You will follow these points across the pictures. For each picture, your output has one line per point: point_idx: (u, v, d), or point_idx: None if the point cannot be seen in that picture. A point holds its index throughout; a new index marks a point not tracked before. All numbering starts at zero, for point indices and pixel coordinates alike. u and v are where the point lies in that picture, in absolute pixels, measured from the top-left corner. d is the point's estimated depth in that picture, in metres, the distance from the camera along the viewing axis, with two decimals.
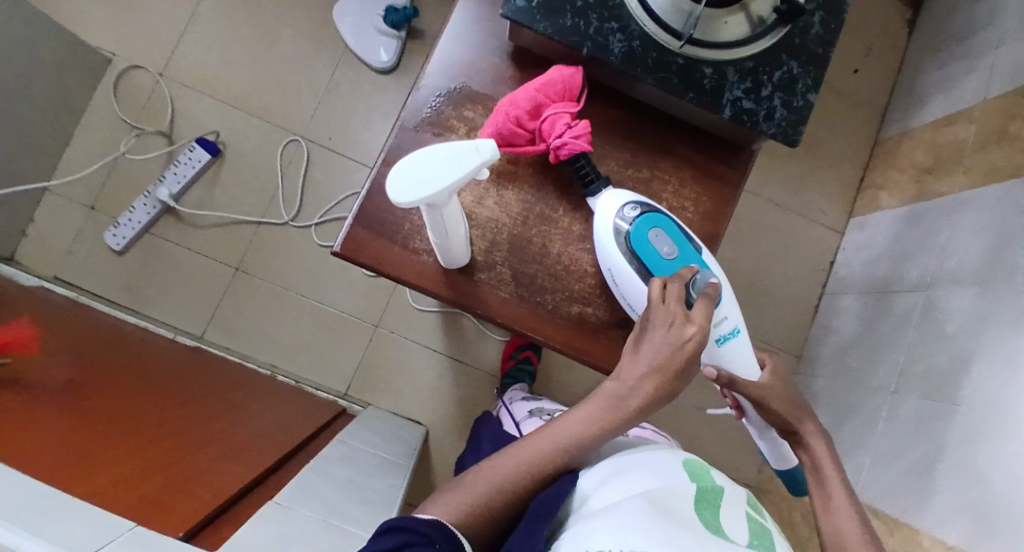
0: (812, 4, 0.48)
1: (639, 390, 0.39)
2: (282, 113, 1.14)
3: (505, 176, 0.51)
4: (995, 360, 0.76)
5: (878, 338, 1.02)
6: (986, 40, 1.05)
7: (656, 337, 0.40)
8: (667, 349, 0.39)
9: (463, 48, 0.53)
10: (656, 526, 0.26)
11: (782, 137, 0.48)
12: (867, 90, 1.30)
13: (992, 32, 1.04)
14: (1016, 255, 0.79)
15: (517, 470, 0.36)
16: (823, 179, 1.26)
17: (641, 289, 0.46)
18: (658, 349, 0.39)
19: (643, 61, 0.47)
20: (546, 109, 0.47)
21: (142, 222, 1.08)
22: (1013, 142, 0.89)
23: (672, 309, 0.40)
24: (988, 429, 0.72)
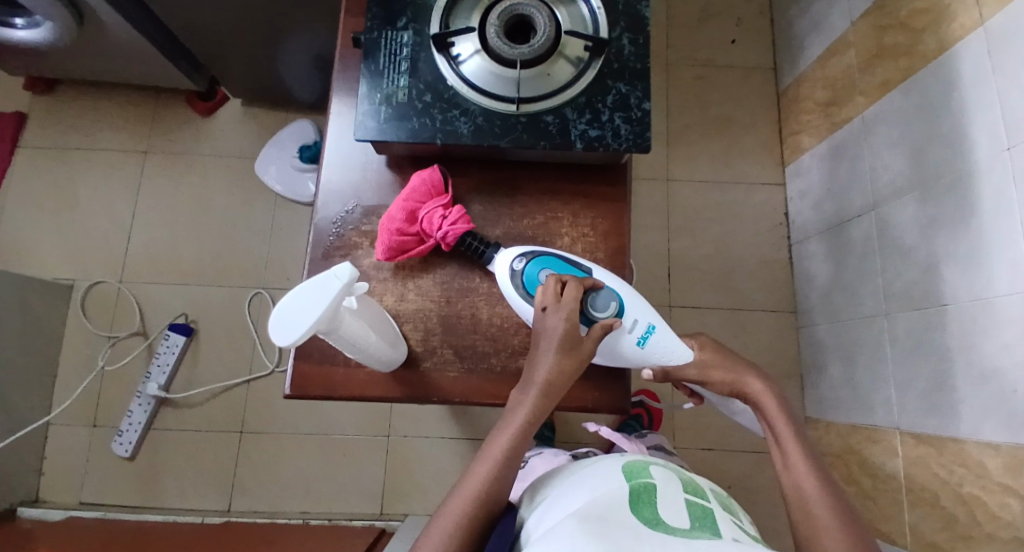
0: (617, 29, 0.54)
1: (537, 379, 0.42)
2: (239, 274, 1.21)
3: (417, 268, 0.55)
4: (959, 254, 0.77)
5: (852, 270, 1.03)
6: None
7: (543, 333, 0.43)
8: (551, 337, 0.42)
9: (344, 170, 0.58)
10: (594, 526, 0.29)
11: (636, 148, 0.51)
12: (752, 53, 1.36)
13: None
14: (938, 152, 0.81)
15: (463, 505, 0.39)
16: (745, 145, 1.31)
17: None
18: (546, 343, 0.42)
19: (492, 131, 0.52)
20: (420, 210, 0.52)
21: (142, 421, 1.11)
22: (893, 52, 0.93)
23: (548, 301, 0.43)
24: (981, 321, 0.72)
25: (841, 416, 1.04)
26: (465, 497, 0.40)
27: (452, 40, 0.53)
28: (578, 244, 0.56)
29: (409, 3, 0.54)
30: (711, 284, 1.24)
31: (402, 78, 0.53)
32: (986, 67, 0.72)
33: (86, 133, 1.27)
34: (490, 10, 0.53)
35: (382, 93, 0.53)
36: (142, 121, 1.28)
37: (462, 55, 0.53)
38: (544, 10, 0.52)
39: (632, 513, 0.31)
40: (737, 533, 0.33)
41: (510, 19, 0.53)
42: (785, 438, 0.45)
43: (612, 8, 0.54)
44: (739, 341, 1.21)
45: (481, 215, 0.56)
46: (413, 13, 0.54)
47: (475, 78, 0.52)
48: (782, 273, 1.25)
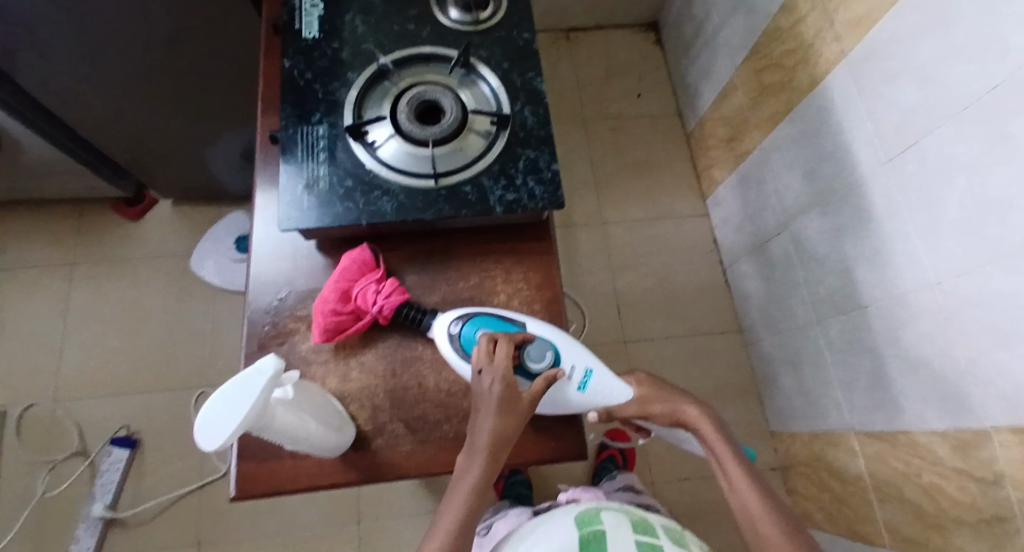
0: (518, 103, 0.59)
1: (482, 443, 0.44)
2: (183, 375, 1.15)
3: (359, 345, 0.55)
4: (866, 257, 0.84)
5: (780, 284, 1.10)
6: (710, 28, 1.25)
7: (482, 396, 0.45)
8: (490, 399, 0.44)
9: (276, 260, 0.59)
10: None
11: (552, 204, 0.55)
12: (657, 101, 1.50)
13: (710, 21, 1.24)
14: (829, 170, 0.90)
15: None
16: (667, 183, 1.41)
17: None
18: (485, 406, 0.44)
19: (414, 206, 0.55)
20: (355, 288, 0.53)
21: (89, 547, 1.02)
22: (772, 91, 1.05)
23: (482, 362, 0.45)
24: (899, 316, 0.78)
25: (801, 424, 1.08)
26: None
27: (367, 130, 0.57)
28: (514, 299, 0.59)
29: (323, 99, 0.58)
30: (660, 316, 1.29)
31: (322, 167, 0.55)
32: (854, 93, 0.82)
33: (7, 254, 1.22)
34: (399, 99, 0.57)
35: (303, 183, 0.55)
36: (68, 234, 1.25)
37: (377, 141, 0.57)
38: (449, 94, 0.57)
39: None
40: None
41: (419, 105, 0.57)
42: (726, 459, 0.49)
43: (511, 85, 0.60)
44: (695, 367, 1.25)
45: (416, 285, 0.58)
46: (326, 108, 0.58)
47: (391, 160, 0.56)
48: (722, 295, 1.32)
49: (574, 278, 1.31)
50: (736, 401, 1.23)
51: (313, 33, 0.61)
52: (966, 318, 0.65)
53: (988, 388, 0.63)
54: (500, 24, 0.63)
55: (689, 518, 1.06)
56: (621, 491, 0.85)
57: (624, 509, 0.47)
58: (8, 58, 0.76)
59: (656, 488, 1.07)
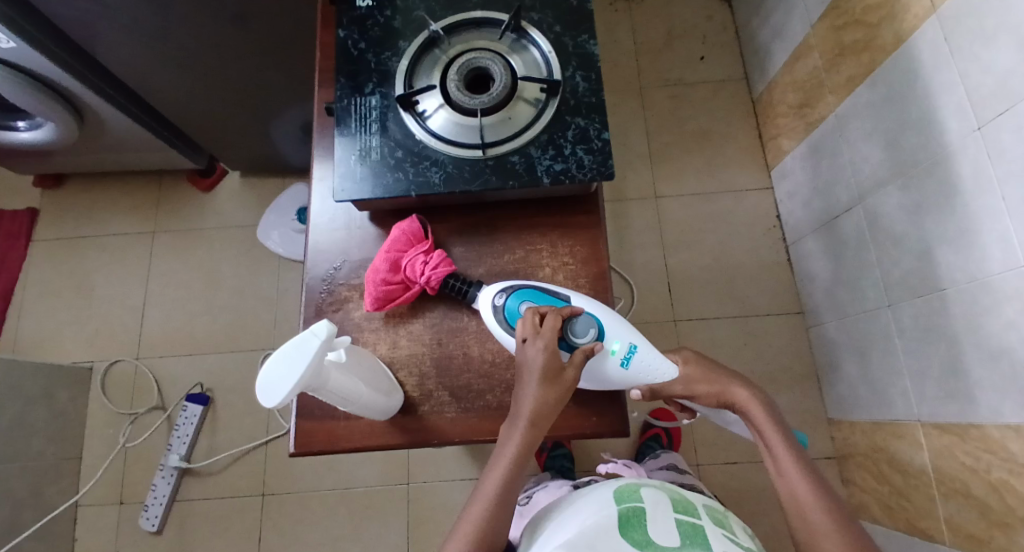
0: (569, 69, 0.57)
1: (524, 413, 0.45)
2: (250, 337, 1.24)
3: (407, 314, 0.57)
4: (949, 236, 0.76)
5: (849, 265, 1.03)
6: None
7: (526, 365, 0.45)
8: (534, 368, 0.44)
9: (330, 231, 0.60)
10: None
11: (600, 175, 0.54)
12: (721, 66, 1.40)
13: None
14: (912, 140, 0.82)
15: (463, 543, 0.42)
16: (727, 155, 1.33)
17: None
18: (528, 376, 0.45)
19: (461, 177, 0.54)
20: (403, 259, 0.54)
21: (166, 494, 1.13)
22: (852, 51, 0.96)
23: (527, 332, 0.46)
24: (983, 301, 0.71)
25: (864, 412, 1.02)
26: (463, 534, 0.43)
27: (417, 99, 0.57)
28: (559, 273, 0.58)
29: (373, 70, 0.58)
30: (714, 294, 1.24)
31: (373, 138, 0.56)
32: (944, 52, 0.73)
33: (96, 221, 1.34)
34: (448, 68, 0.57)
35: (356, 154, 0.56)
36: (148, 203, 1.35)
37: (427, 111, 0.57)
38: (499, 60, 0.55)
39: (621, 538, 0.36)
40: (721, 544, 0.37)
41: (468, 73, 0.56)
42: (776, 444, 0.47)
43: (562, 49, 0.57)
44: (751, 348, 1.20)
45: (462, 257, 0.58)
46: (378, 79, 0.58)
47: (441, 130, 0.56)
48: (784, 275, 1.24)
49: (624, 253, 1.28)
50: (793, 386, 1.17)
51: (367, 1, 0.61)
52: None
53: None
54: None
55: (734, 501, 1.03)
56: (663, 470, 0.85)
57: (665, 486, 0.47)
58: (90, 38, 0.82)
59: (701, 469, 1.06)
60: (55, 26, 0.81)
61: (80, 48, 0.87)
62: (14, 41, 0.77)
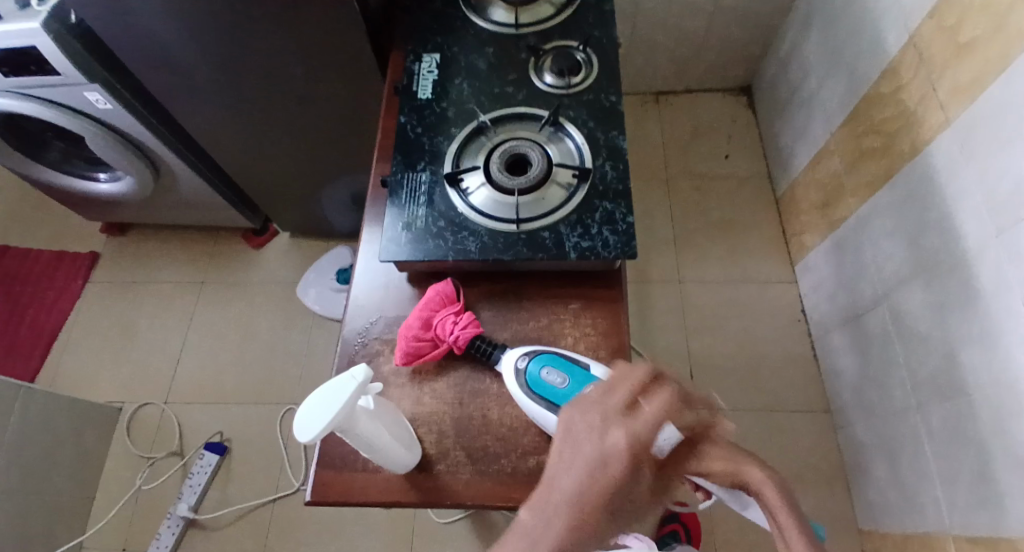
0: (599, 158, 0.63)
1: (561, 504, 0.37)
2: (274, 390, 1.27)
3: (432, 371, 0.59)
4: (972, 337, 0.76)
5: (875, 362, 1.01)
6: (810, 92, 1.25)
7: (584, 450, 0.40)
8: (598, 457, 0.39)
9: (370, 289, 0.65)
10: None
11: (623, 254, 0.58)
12: (745, 164, 1.48)
13: (810, 87, 1.24)
14: (933, 241, 0.84)
15: None
16: (751, 247, 1.37)
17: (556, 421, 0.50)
18: (587, 462, 0.39)
19: (496, 247, 0.59)
20: (434, 318, 0.58)
21: (168, 544, 1.11)
22: (871, 155, 1.01)
23: (603, 416, 0.41)
24: (1006, 405, 0.70)
25: (895, 522, 0.95)
26: None
27: (462, 177, 0.64)
28: (580, 343, 0.60)
29: (426, 151, 0.66)
30: (738, 383, 1.22)
31: (420, 209, 0.62)
32: (960, 160, 0.78)
33: (153, 269, 1.45)
34: (492, 153, 0.64)
35: (403, 221, 0.62)
36: (202, 257, 1.46)
37: (470, 188, 0.63)
38: (537, 150, 0.63)
39: None
40: None
41: (508, 158, 0.64)
42: (790, 530, 0.44)
43: (595, 143, 0.64)
44: (776, 444, 1.16)
45: (490, 321, 0.62)
46: (429, 158, 0.66)
47: (481, 205, 0.62)
48: (810, 369, 1.22)
49: (646, 334, 1.29)
50: (821, 488, 1.11)
51: (427, 94, 0.71)
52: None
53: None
54: (590, 88, 0.69)
55: None
56: None
57: None
58: (173, 103, 0.96)
59: None
60: (140, 89, 0.97)
61: (161, 111, 1.03)
62: (109, 101, 0.93)
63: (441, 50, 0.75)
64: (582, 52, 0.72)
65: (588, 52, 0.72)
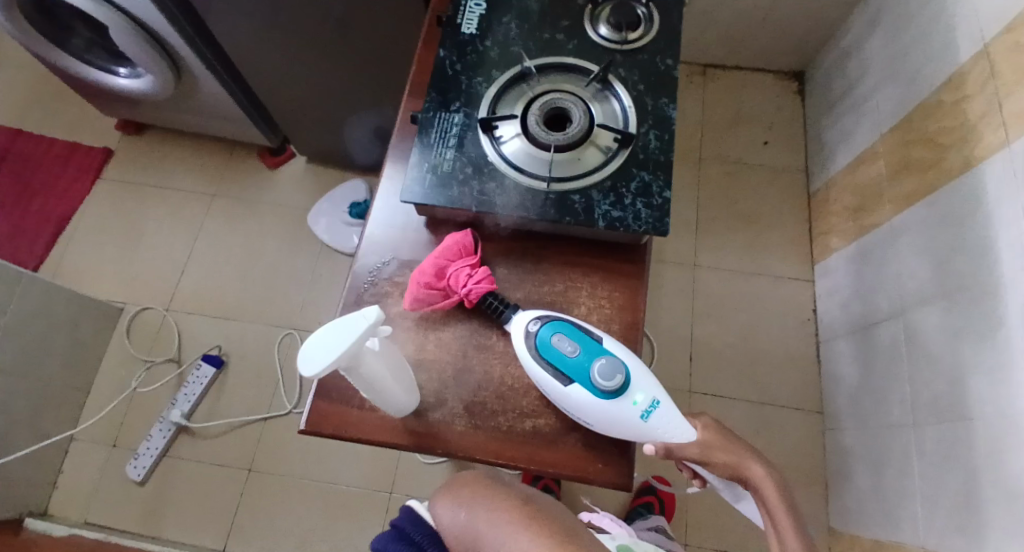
0: (644, 125, 0.60)
1: None
2: (276, 313, 1.28)
3: (440, 321, 0.58)
4: (984, 367, 0.74)
5: (878, 375, 1.00)
6: (868, 87, 1.18)
7: None
8: None
9: (386, 227, 0.63)
10: None
11: (653, 230, 0.55)
12: (783, 155, 1.42)
13: (869, 81, 1.17)
14: (968, 263, 0.81)
15: None
16: (773, 241, 1.33)
17: (560, 389, 0.49)
18: None
19: (522, 203, 0.57)
20: (449, 268, 0.56)
21: (158, 446, 1.14)
22: (919, 165, 0.96)
23: None
24: (1006, 441, 0.69)
25: (867, 530, 0.97)
26: None
27: (497, 124, 0.60)
28: (593, 314, 0.59)
29: (463, 90, 0.62)
30: (735, 375, 1.22)
31: (448, 152, 0.59)
32: (1009, 183, 0.73)
33: (164, 175, 1.43)
34: (532, 104, 0.60)
35: (429, 162, 0.59)
36: (215, 169, 1.43)
37: (504, 137, 0.60)
38: (580, 106, 0.59)
39: None
40: None
41: (548, 111, 0.60)
42: (784, 527, 0.47)
43: (642, 108, 0.60)
44: (762, 439, 1.17)
45: (505, 278, 0.60)
46: (465, 100, 0.62)
47: (514, 157, 0.59)
48: (809, 372, 1.22)
49: (651, 314, 1.28)
50: (798, 487, 1.13)
51: (471, 29, 0.66)
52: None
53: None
54: (646, 47, 0.64)
55: None
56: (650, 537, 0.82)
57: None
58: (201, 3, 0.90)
59: None
60: None
61: (192, 13, 0.97)
62: None
63: None
64: (645, 6, 0.66)
65: (650, 6, 0.66)
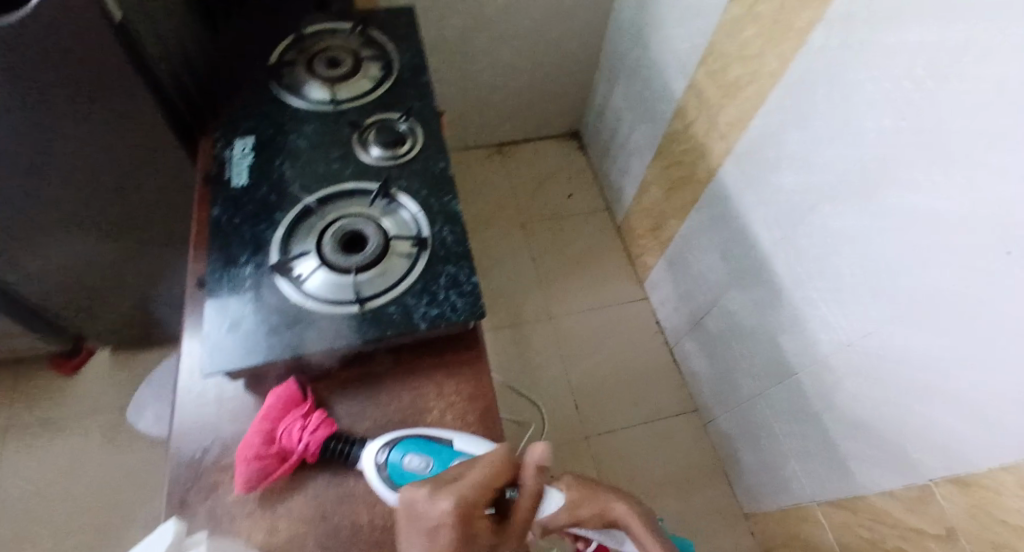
0: (437, 224, 0.64)
1: None
2: (125, 537, 1.06)
3: (286, 488, 0.52)
4: (786, 325, 0.89)
5: (722, 360, 1.14)
6: (626, 132, 1.42)
7: None
8: None
9: (199, 407, 0.56)
10: None
11: (474, 314, 0.57)
12: (587, 200, 1.62)
13: (625, 128, 1.41)
14: (740, 251, 0.99)
15: None
16: (606, 274, 1.49)
17: None
18: None
19: (339, 331, 0.55)
20: (278, 429, 0.52)
21: None
22: (681, 184, 1.17)
23: None
24: (826, 379, 0.82)
25: (771, 500, 1.06)
26: None
27: (293, 264, 0.59)
28: (447, 414, 0.58)
29: (248, 242, 0.61)
30: (619, 405, 1.29)
31: (247, 307, 0.56)
32: (745, 181, 0.93)
33: None
34: (324, 234, 0.61)
35: (228, 323, 0.55)
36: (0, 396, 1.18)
37: (303, 273, 0.59)
38: (371, 224, 0.61)
39: None
40: None
41: (342, 237, 0.61)
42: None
43: (429, 210, 0.65)
44: (661, 454, 1.23)
45: (346, 413, 0.57)
46: (252, 250, 0.60)
47: (318, 289, 0.58)
48: (675, 376, 1.34)
49: (529, 377, 1.31)
50: (705, 486, 1.20)
51: (242, 181, 0.66)
52: (888, 376, 0.70)
53: (920, 443, 0.67)
54: (417, 156, 0.70)
55: None
56: None
57: None
58: None
59: None
60: None
61: None
62: None
63: (255, 133, 0.71)
64: (405, 122, 0.73)
65: (411, 122, 0.73)
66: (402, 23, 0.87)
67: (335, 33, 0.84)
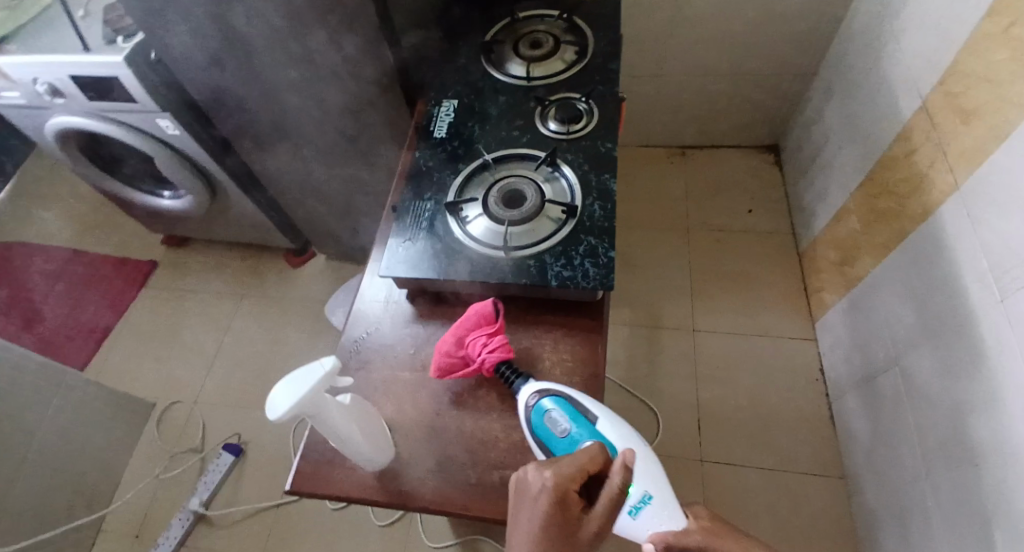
0: (590, 198, 0.68)
1: None
2: None
3: (415, 381, 0.64)
4: (980, 404, 0.73)
5: (887, 427, 0.97)
6: (831, 153, 1.27)
7: None
8: None
9: (371, 302, 0.72)
10: None
11: (602, 285, 0.61)
12: (768, 220, 1.49)
13: (831, 147, 1.26)
14: (942, 306, 0.83)
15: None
16: (769, 302, 1.36)
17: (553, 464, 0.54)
18: None
19: (484, 269, 0.65)
20: (467, 337, 0.61)
21: (176, 537, 1.17)
22: (886, 217, 1.01)
23: None
24: (1019, 481, 0.66)
25: None
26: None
27: (463, 207, 0.70)
28: (557, 367, 0.63)
29: (434, 184, 0.74)
30: (746, 440, 1.19)
31: (421, 233, 0.69)
32: (968, 226, 0.77)
33: (201, 282, 1.59)
34: (492, 188, 0.71)
35: (405, 242, 0.69)
36: (246, 273, 1.59)
37: (469, 216, 0.69)
38: (532, 187, 0.69)
39: None
40: None
41: (506, 193, 0.70)
42: None
43: (587, 184, 0.70)
44: (779, 506, 1.11)
45: None
46: (436, 189, 0.73)
47: (476, 232, 0.68)
48: (822, 432, 1.18)
49: (653, 380, 1.29)
50: None
51: (441, 133, 0.80)
52: None
53: None
54: (588, 134, 0.75)
55: None
56: None
57: None
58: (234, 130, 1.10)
59: None
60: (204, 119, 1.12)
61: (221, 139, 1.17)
62: (177, 128, 1.09)
63: (460, 97, 0.85)
64: (585, 102, 0.79)
65: (590, 103, 0.79)
66: (608, 16, 0.92)
67: (543, 19, 0.94)
